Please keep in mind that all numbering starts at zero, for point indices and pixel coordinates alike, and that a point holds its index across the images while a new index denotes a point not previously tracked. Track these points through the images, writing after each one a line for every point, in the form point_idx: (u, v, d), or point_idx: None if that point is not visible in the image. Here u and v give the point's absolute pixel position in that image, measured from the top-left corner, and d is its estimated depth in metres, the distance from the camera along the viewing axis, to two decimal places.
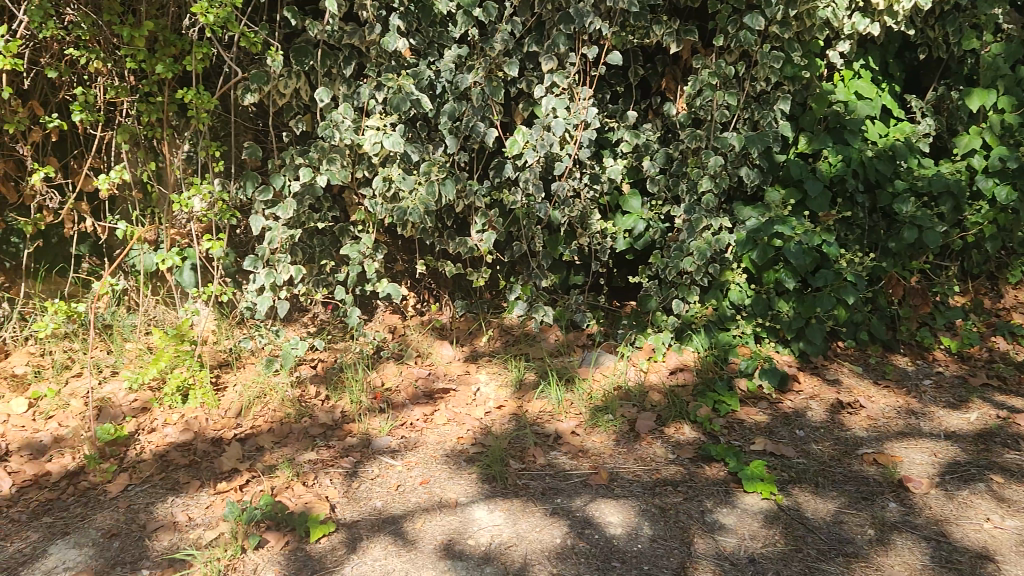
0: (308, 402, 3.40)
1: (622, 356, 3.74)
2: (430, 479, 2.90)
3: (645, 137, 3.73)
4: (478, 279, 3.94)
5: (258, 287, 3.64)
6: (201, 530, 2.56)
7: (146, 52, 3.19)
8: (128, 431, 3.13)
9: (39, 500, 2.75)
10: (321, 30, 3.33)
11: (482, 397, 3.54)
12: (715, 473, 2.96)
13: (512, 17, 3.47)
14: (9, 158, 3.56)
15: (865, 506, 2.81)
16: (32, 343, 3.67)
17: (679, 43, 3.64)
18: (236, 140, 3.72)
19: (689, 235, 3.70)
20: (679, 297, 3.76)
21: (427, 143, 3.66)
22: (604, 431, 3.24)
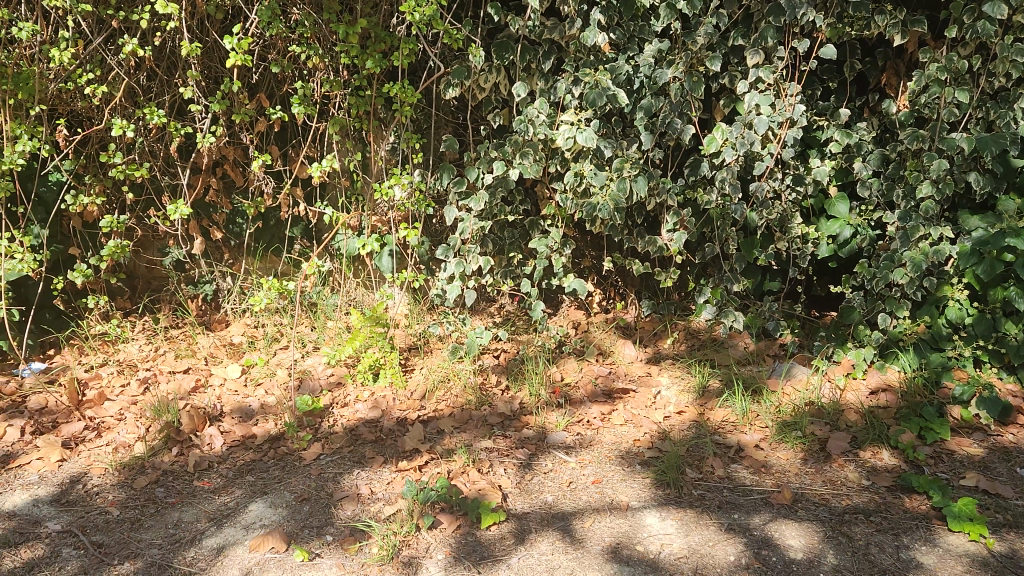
0: (489, 390, 3.47)
1: (816, 369, 3.50)
2: (603, 479, 2.87)
3: (858, 136, 3.45)
4: (665, 280, 3.84)
5: (448, 276, 3.75)
6: (381, 505, 2.68)
7: (359, 48, 3.37)
8: (324, 404, 3.34)
9: (246, 460, 2.99)
10: (522, 27, 3.38)
11: (662, 400, 3.45)
12: (917, 506, 2.70)
13: (716, 12, 3.34)
14: (239, 149, 3.90)
15: None
16: (248, 316, 4.04)
17: (906, 36, 3.30)
18: (435, 133, 3.86)
19: (902, 245, 3.38)
20: (884, 311, 3.49)
21: (620, 139, 3.59)
22: (791, 449, 3.05)
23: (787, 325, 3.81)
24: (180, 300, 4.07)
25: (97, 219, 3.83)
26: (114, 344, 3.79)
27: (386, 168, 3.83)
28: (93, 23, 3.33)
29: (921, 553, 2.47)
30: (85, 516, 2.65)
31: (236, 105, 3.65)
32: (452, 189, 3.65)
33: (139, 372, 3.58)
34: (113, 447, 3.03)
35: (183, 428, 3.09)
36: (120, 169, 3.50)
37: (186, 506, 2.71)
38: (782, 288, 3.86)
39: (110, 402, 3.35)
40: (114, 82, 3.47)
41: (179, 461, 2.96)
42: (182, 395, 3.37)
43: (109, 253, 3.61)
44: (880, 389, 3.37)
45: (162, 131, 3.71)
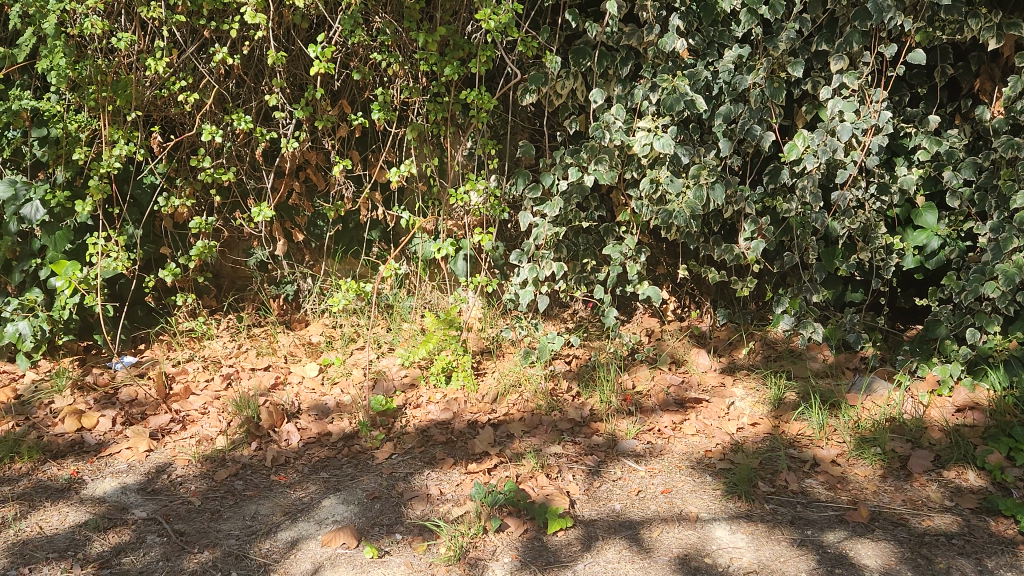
0: (559, 396, 3.47)
1: (898, 384, 3.38)
2: (673, 489, 2.84)
3: (948, 144, 3.33)
4: (742, 289, 3.76)
5: (521, 281, 3.77)
6: (450, 505, 2.71)
7: (438, 56, 3.43)
8: (397, 404, 3.41)
9: (321, 456, 3.07)
10: (600, 32, 3.38)
11: (736, 411, 3.39)
12: (1004, 530, 2.58)
13: (799, 16, 3.27)
14: (321, 154, 4.02)
15: None
16: (326, 317, 4.15)
17: (1001, 39, 3.19)
18: (511, 139, 3.89)
19: (994, 257, 3.24)
20: (974, 326, 3.33)
21: (698, 146, 3.55)
22: (869, 465, 2.96)
23: (869, 339, 3.70)
24: (263, 300, 4.21)
25: (187, 220, 4.00)
26: (201, 340, 3.94)
27: (463, 173, 3.88)
28: (187, 33, 3.48)
29: None
30: (169, 504, 2.76)
31: (319, 112, 3.76)
32: (528, 195, 3.67)
33: (223, 368, 3.72)
34: (196, 439, 3.15)
35: (263, 423, 3.20)
36: (209, 173, 3.63)
37: (262, 499, 2.80)
38: (864, 299, 3.75)
39: (194, 396, 3.49)
40: (205, 89, 3.61)
41: (258, 455, 3.06)
42: (262, 391, 3.49)
43: (198, 253, 3.76)
44: (967, 407, 3.25)
45: (249, 136, 3.85)
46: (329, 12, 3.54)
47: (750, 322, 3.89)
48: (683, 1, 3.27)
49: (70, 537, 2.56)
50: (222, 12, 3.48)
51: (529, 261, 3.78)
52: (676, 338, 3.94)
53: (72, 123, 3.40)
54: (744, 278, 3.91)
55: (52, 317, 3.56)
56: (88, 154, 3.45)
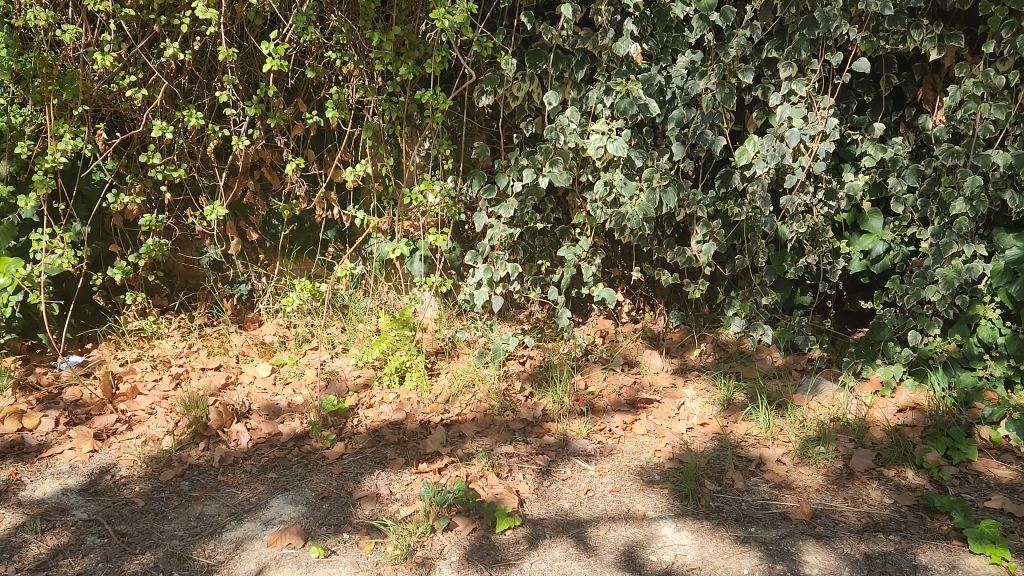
0: (512, 396, 3.49)
1: (843, 385, 3.45)
2: (621, 488, 2.87)
3: (893, 151, 3.41)
4: (694, 291, 3.82)
5: (476, 282, 3.77)
6: (399, 505, 2.71)
7: (393, 55, 3.42)
8: (349, 404, 3.39)
9: (270, 456, 3.05)
10: (556, 35, 3.41)
11: (686, 411, 3.44)
12: (938, 526, 2.65)
13: (750, 23, 3.33)
14: (275, 152, 3.99)
15: None
16: (280, 317, 4.12)
17: (942, 50, 3.28)
18: (468, 140, 3.90)
19: (935, 261, 3.34)
20: (915, 328, 3.44)
21: (651, 150, 3.59)
22: (813, 464, 3.02)
23: (817, 341, 3.77)
24: (215, 299, 4.16)
25: (137, 217, 3.94)
26: (150, 340, 3.89)
27: (419, 174, 3.88)
28: (137, 27, 3.44)
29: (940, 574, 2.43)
30: (112, 505, 2.72)
31: (273, 110, 3.73)
32: (483, 196, 3.68)
33: (172, 368, 3.67)
34: (142, 440, 3.11)
35: (211, 424, 3.16)
36: (159, 170, 3.59)
37: (209, 500, 2.77)
38: (812, 301, 3.83)
39: (142, 396, 3.44)
40: (155, 84, 3.57)
41: (205, 456, 3.03)
42: (213, 391, 3.45)
43: (148, 251, 3.70)
44: (908, 407, 3.34)
45: (202, 133, 3.81)
46: (283, 10, 3.52)
47: (702, 324, 3.94)
48: (637, 6, 3.31)
49: (7, 539, 2.51)
50: (173, 7, 3.44)
51: (484, 262, 3.76)
52: (629, 340, 3.98)
53: (17, 116, 3.37)
54: (696, 281, 3.96)
55: None
56: (33, 148, 3.39)
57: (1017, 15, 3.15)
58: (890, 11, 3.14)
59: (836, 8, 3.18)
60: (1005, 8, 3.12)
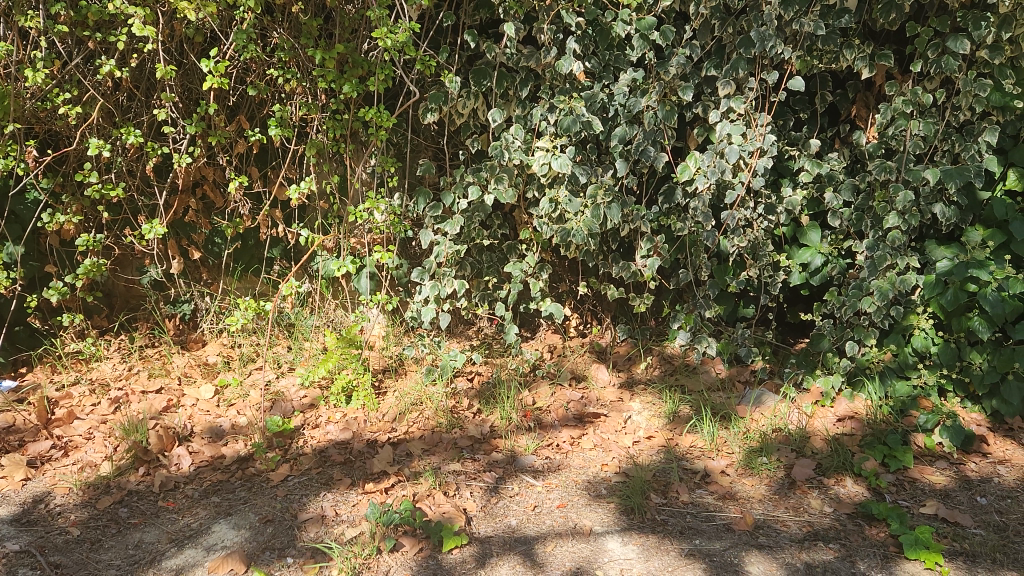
0: (460, 414, 3.48)
1: (785, 396, 3.52)
2: (568, 503, 2.88)
3: (829, 167, 3.50)
4: (639, 305, 3.86)
5: (423, 299, 3.78)
6: (345, 527, 2.68)
7: (337, 73, 3.41)
8: (295, 425, 3.35)
9: (213, 480, 2.99)
10: (500, 53, 3.43)
11: (632, 425, 3.47)
12: (876, 533, 2.72)
13: (690, 42, 3.40)
14: (217, 170, 3.93)
15: None
16: (224, 337, 4.05)
17: (873, 69, 3.40)
18: (413, 157, 3.90)
19: (870, 274, 3.44)
20: (852, 338, 3.53)
21: (596, 166, 3.62)
22: (756, 475, 3.07)
23: (760, 353, 3.84)
24: (156, 319, 4.07)
25: (74, 237, 3.85)
26: (88, 362, 3.80)
27: (364, 191, 3.87)
28: (72, 44, 3.37)
29: None
30: (46, 535, 2.64)
31: (214, 127, 3.68)
32: (428, 213, 3.68)
33: (111, 391, 3.58)
34: (79, 466, 3.03)
35: (151, 448, 3.09)
36: (96, 189, 3.51)
37: (148, 527, 2.71)
38: (755, 314, 3.90)
39: (79, 421, 3.35)
40: (91, 102, 3.50)
41: (145, 481, 2.96)
42: (153, 415, 3.38)
43: (85, 272, 3.61)
44: (847, 417, 3.41)
45: (141, 151, 3.74)
46: (224, 27, 3.49)
47: (646, 337, 4.00)
48: (579, 26, 3.36)
49: None
50: (109, 23, 3.38)
51: (430, 279, 3.77)
52: (577, 355, 4.01)
53: None
54: (641, 294, 4.01)
55: None
56: None
57: (942, 36, 3.27)
58: (822, 31, 3.23)
59: (772, 28, 3.26)
60: (930, 30, 3.24)
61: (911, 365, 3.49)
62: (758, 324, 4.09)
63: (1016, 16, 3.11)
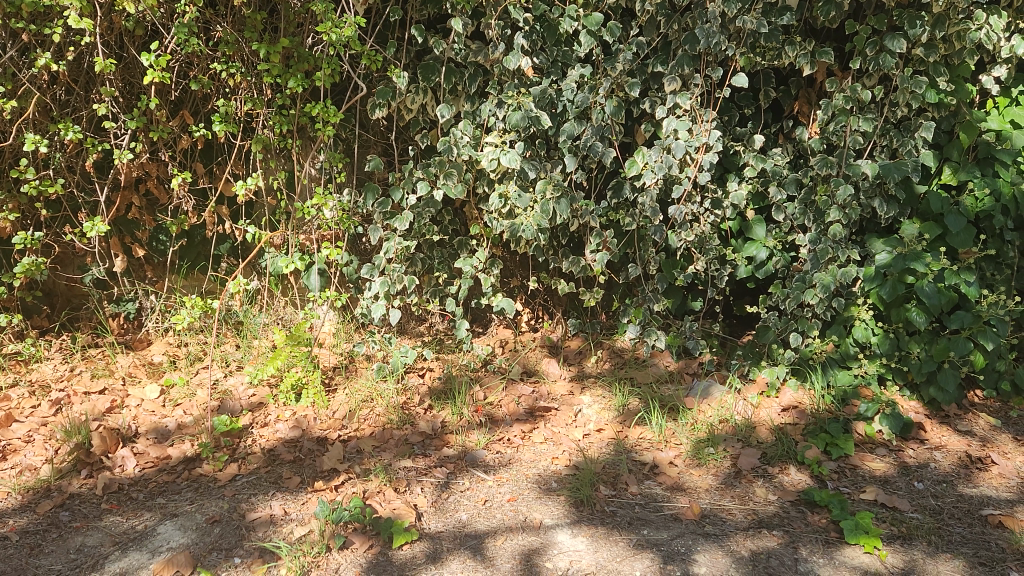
0: (411, 410, 3.47)
1: (731, 387, 3.58)
2: (519, 497, 2.90)
3: (773, 162, 3.55)
4: (590, 299, 3.88)
5: (372, 295, 3.74)
6: (294, 525, 2.67)
7: (282, 67, 3.37)
8: (243, 424, 3.30)
9: (158, 482, 2.94)
10: (447, 49, 3.42)
11: (583, 418, 3.51)
12: (818, 520, 2.79)
13: (636, 39, 3.44)
14: (161, 166, 3.85)
15: (983, 566, 2.56)
16: (171, 336, 3.98)
17: (815, 66, 3.46)
18: (362, 153, 3.87)
19: (813, 266, 3.51)
20: (796, 330, 3.59)
21: (545, 161, 3.63)
22: (703, 465, 3.13)
23: (709, 344, 3.90)
24: (99, 319, 3.98)
25: (12, 235, 3.75)
26: (28, 364, 3.70)
27: (313, 187, 3.84)
28: (6, 36, 3.27)
29: (818, 565, 2.56)
30: None
31: (156, 123, 3.61)
32: (377, 210, 3.65)
33: (52, 393, 3.49)
34: (18, 470, 2.95)
35: (94, 450, 3.03)
36: (33, 185, 3.42)
37: (91, 530, 2.66)
38: (702, 307, 3.96)
39: (18, 423, 3.26)
40: (26, 96, 3.40)
41: (88, 484, 2.90)
42: (96, 416, 3.30)
43: (24, 271, 3.50)
44: (791, 407, 3.49)
45: (80, 146, 3.66)
46: (165, 20, 3.41)
47: (596, 328, 4.04)
48: (527, 21, 3.36)
49: None
50: (45, 15, 3.28)
51: (381, 275, 3.74)
52: (530, 350, 4.03)
53: None
54: (591, 288, 4.04)
55: None
56: None
57: (881, 34, 3.34)
58: (764, 29, 3.29)
59: (715, 25, 3.30)
60: (868, 27, 3.30)
61: (852, 354, 3.58)
62: (707, 315, 4.17)
63: (949, 16, 3.19)
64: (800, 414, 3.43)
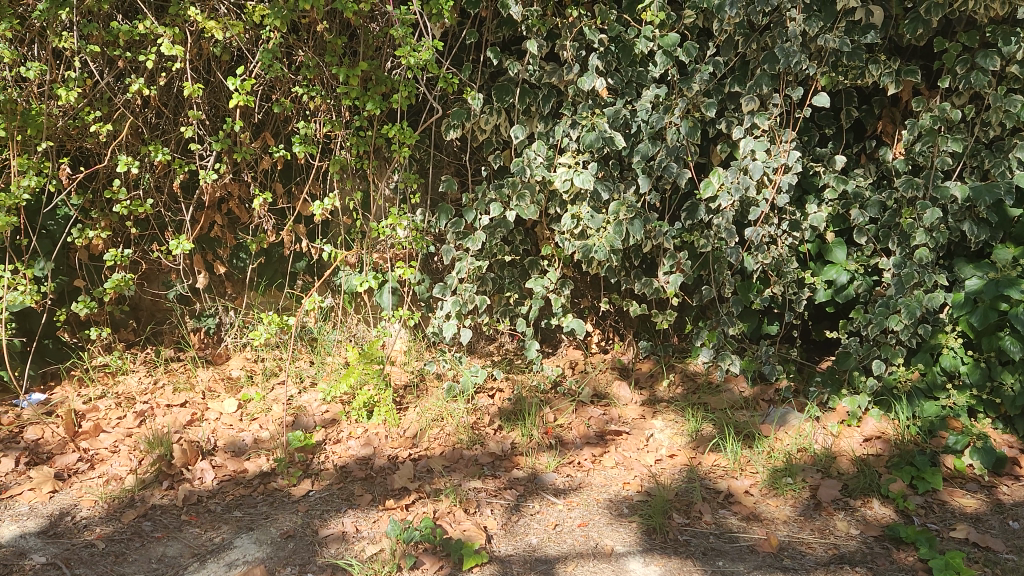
0: (481, 430, 3.47)
1: (809, 415, 3.48)
2: (590, 522, 2.86)
3: (855, 184, 3.45)
4: (662, 322, 3.82)
5: (444, 314, 3.77)
6: (365, 543, 2.69)
7: (360, 90, 3.43)
8: (316, 440, 3.35)
9: (235, 495, 3.00)
10: (522, 70, 3.45)
11: (655, 443, 3.45)
12: (904, 557, 2.68)
13: (713, 58, 3.38)
14: (243, 186, 3.96)
15: None
16: (248, 351, 4.08)
17: (900, 85, 3.36)
18: (435, 173, 3.91)
19: (897, 291, 3.38)
20: (880, 357, 3.46)
21: (618, 182, 3.60)
22: (781, 496, 3.04)
23: (788, 370, 3.79)
24: (182, 334, 4.11)
25: (103, 252, 3.90)
26: (115, 376, 3.84)
27: (387, 207, 3.89)
28: (103, 64, 3.44)
29: None
30: (71, 548, 2.67)
31: (240, 144, 3.72)
32: (450, 229, 3.68)
33: (137, 405, 3.61)
34: (104, 479, 3.06)
35: (175, 462, 3.11)
36: (124, 205, 3.56)
37: (171, 541, 2.72)
38: (779, 331, 3.84)
39: (105, 434, 3.37)
40: (120, 119, 3.56)
41: (169, 495, 2.98)
42: (177, 429, 3.40)
43: (113, 286, 3.65)
44: (874, 437, 3.37)
45: (168, 168, 3.80)
46: (251, 46, 3.52)
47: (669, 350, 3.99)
48: (602, 42, 3.38)
49: None
50: (140, 43, 3.43)
51: (452, 295, 3.76)
52: (601, 372, 3.99)
53: None
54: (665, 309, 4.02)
55: None
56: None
57: (972, 51, 3.23)
58: (848, 48, 3.21)
59: (796, 44, 3.22)
60: (959, 44, 3.20)
61: (939, 382, 3.44)
62: (784, 339, 4.07)
63: None
64: (884, 445, 3.31)
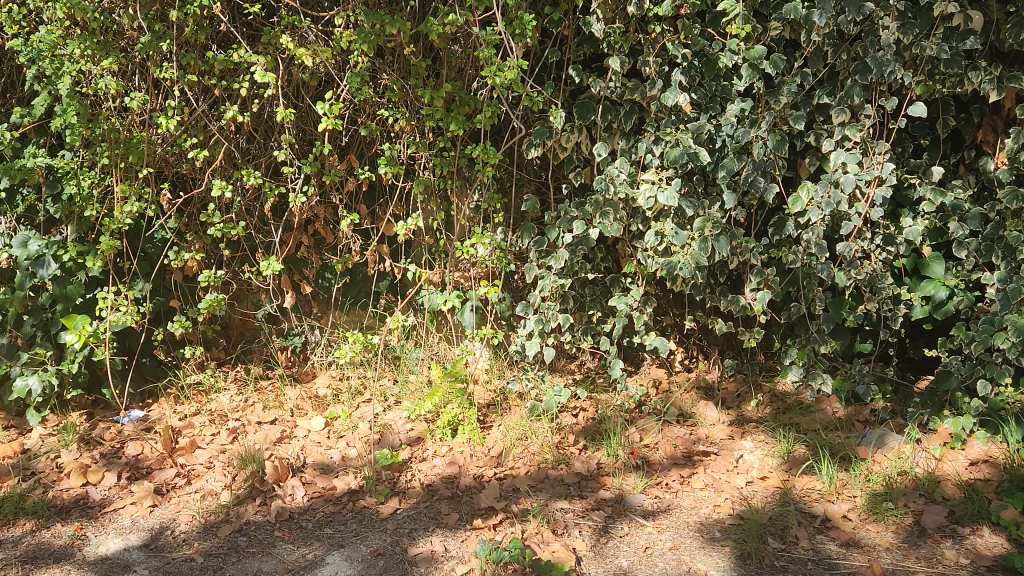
0: (566, 450, 3.44)
1: (909, 437, 3.33)
2: (681, 546, 2.80)
3: (953, 196, 3.33)
4: (750, 340, 3.73)
5: (527, 332, 3.76)
6: (455, 563, 2.69)
7: (444, 111, 3.48)
8: (402, 457, 3.38)
9: (325, 512, 3.04)
10: (604, 87, 3.43)
11: (745, 464, 3.36)
12: None
13: (801, 70, 3.30)
14: (330, 207, 4.05)
15: None
16: (333, 369, 4.14)
17: (1002, 91, 3.22)
18: (517, 192, 3.92)
19: (1003, 307, 3.23)
20: (985, 376, 3.33)
21: (703, 198, 3.52)
22: (881, 521, 2.92)
23: (885, 391, 3.65)
24: (270, 352, 4.23)
25: (197, 273, 4.03)
26: (208, 393, 3.95)
27: (469, 226, 3.92)
28: (199, 92, 3.57)
29: None
30: (171, 562, 2.75)
31: (327, 167, 3.81)
32: (533, 248, 3.69)
33: (229, 422, 3.71)
34: (200, 495, 3.14)
35: (268, 479, 3.18)
36: (218, 228, 3.68)
37: (265, 556, 2.77)
38: (873, 349, 3.75)
39: (200, 450, 3.47)
40: (215, 145, 3.69)
41: (262, 511, 3.04)
42: (268, 445, 3.47)
43: (207, 305, 3.77)
44: (981, 460, 3.22)
45: (259, 191, 3.91)
46: (338, 71, 3.62)
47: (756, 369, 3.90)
48: (685, 57, 3.31)
49: None
50: (234, 72, 3.56)
51: (535, 313, 3.76)
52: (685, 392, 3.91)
53: (86, 179, 3.46)
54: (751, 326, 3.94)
55: (60, 370, 3.61)
56: (100, 210, 3.52)
57: None
58: (946, 54, 3.10)
59: (890, 53, 3.12)
60: None
61: None
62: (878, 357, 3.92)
63: None
64: (992, 469, 3.15)
